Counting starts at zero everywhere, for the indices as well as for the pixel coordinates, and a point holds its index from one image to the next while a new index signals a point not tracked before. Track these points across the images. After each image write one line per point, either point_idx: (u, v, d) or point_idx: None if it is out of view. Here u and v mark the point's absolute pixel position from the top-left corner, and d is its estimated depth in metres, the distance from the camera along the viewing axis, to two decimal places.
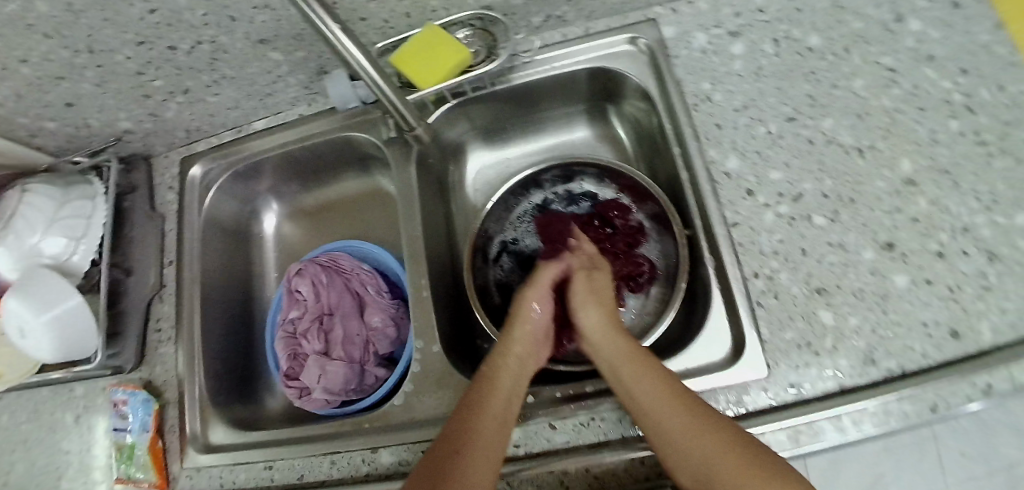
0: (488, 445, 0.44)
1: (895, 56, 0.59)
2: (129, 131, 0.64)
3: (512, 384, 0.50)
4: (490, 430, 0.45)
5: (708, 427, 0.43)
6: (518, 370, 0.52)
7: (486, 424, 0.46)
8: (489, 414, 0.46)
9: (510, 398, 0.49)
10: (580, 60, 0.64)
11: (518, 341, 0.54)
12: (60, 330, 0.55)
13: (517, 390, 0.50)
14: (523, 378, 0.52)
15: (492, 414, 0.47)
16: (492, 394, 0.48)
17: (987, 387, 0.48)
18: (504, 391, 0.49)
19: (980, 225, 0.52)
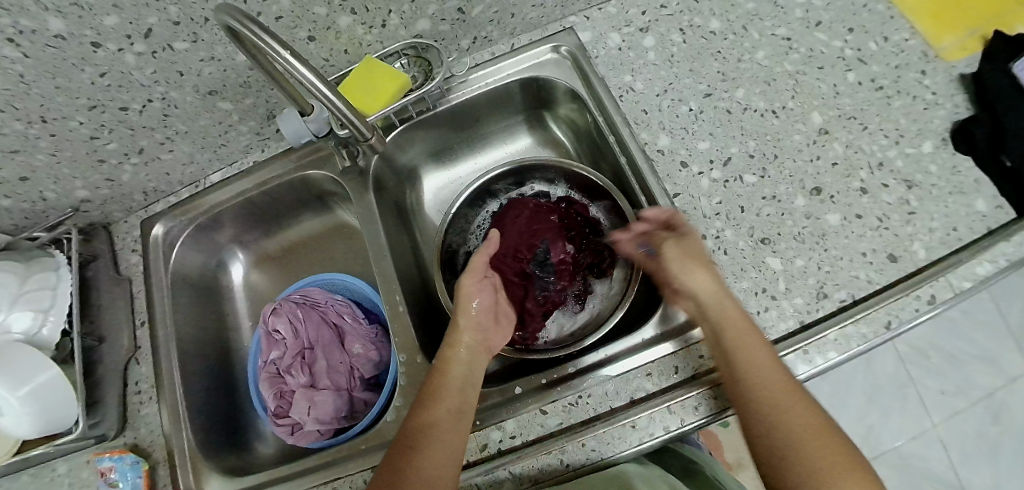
0: (447, 446, 0.46)
1: (787, 27, 0.66)
2: (87, 200, 0.66)
3: (466, 378, 0.51)
4: (448, 428, 0.47)
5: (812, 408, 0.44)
6: (469, 360, 0.53)
7: (445, 424, 0.47)
8: (445, 414, 0.48)
9: (468, 392, 0.50)
10: (512, 73, 0.69)
11: (467, 330, 0.55)
12: (40, 402, 0.54)
13: (471, 380, 0.51)
14: (477, 367, 0.53)
15: (449, 414, 0.48)
16: (446, 394, 0.49)
17: (932, 298, 0.51)
18: (458, 390, 0.50)
19: (893, 158, 0.58)
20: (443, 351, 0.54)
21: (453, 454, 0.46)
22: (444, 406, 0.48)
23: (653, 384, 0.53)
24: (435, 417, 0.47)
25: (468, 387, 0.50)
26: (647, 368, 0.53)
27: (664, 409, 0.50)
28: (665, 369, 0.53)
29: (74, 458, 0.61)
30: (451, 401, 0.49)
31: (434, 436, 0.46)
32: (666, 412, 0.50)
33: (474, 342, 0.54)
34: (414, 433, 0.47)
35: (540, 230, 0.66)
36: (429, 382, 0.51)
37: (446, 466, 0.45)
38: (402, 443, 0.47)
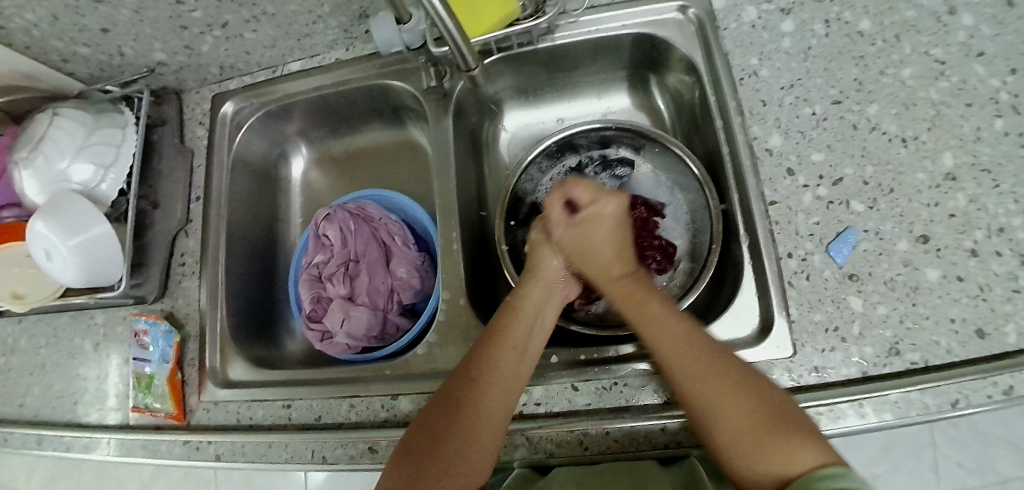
0: (484, 440, 0.43)
1: (944, 48, 0.56)
2: (163, 64, 0.64)
3: (522, 352, 0.48)
4: (493, 410, 0.44)
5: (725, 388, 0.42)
6: (531, 328, 0.50)
7: (486, 403, 0.44)
8: (493, 394, 0.45)
9: (520, 370, 0.47)
10: (628, 24, 0.62)
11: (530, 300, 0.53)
12: (89, 254, 0.55)
13: (527, 356, 0.48)
14: (540, 336, 0.50)
15: (496, 397, 0.45)
16: (497, 373, 0.46)
17: (1009, 388, 0.46)
18: (511, 370, 0.46)
19: (1016, 226, 0.50)
20: (504, 315, 0.51)
21: (490, 441, 0.43)
22: (494, 387, 0.45)
23: None
24: (482, 395, 0.44)
25: (522, 371, 0.47)
26: None
27: None
28: None
29: (122, 311, 0.64)
30: (501, 385, 0.46)
31: (478, 416, 0.44)
32: None
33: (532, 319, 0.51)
34: (451, 403, 0.45)
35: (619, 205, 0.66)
36: (480, 348, 0.48)
37: (480, 453, 0.43)
38: (440, 409, 0.45)
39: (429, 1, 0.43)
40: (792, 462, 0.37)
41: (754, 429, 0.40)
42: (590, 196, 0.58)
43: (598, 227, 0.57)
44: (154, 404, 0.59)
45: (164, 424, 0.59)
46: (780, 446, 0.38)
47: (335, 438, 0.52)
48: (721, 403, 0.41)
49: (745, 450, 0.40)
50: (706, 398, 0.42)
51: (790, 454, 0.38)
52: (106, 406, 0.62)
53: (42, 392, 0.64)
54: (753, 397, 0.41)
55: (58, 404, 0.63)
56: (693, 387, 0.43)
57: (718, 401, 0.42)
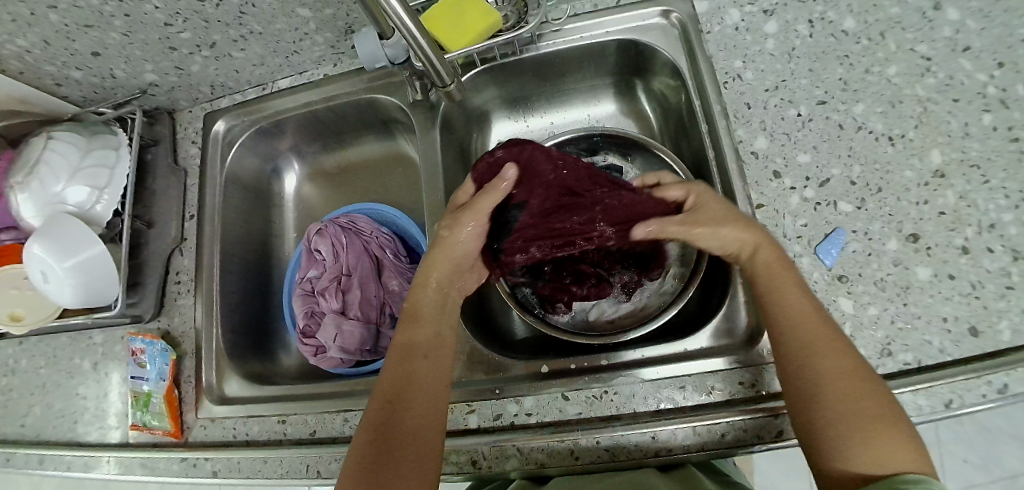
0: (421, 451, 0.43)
1: (930, 45, 0.56)
2: (154, 84, 0.65)
3: (433, 353, 0.49)
4: (418, 422, 0.44)
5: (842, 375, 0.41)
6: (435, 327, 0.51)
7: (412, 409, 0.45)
8: (418, 400, 0.46)
9: (437, 370, 0.48)
10: (612, 31, 0.63)
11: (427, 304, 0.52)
12: (83, 277, 0.56)
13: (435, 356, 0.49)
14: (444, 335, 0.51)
15: (423, 401, 0.46)
16: (415, 383, 0.47)
17: (1003, 387, 0.46)
18: (428, 373, 0.47)
19: (1007, 222, 0.50)
20: (404, 324, 0.51)
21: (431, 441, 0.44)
22: (417, 392, 0.46)
23: (684, 398, 0.50)
24: (408, 403, 0.45)
25: (439, 371, 0.48)
26: (682, 381, 0.50)
27: (691, 429, 0.48)
28: (700, 385, 0.50)
29: (120, 330, 0.65)
30: (421, 392, 0.46)
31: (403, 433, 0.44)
32: (691, 431, 0.48)
33: (434, 317, 0.52)
34: (383, 418, 0.45)
35: (545, 191, 0.57)
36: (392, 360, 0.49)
37: (422, 457, 0.43)
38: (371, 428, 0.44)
39: (400, 20, 0.43)
40: (887, 462, 0.37)
41: (866, 423, 0.39)
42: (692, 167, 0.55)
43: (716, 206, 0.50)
44: (152, 422, 0.60)
45: (162, 441, 0.60)
46: (885, 440, 0.38)
47: (329, 452, 0.53)
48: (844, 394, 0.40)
49: (838, 436, 0.39)
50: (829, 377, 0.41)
51: (875, 453, 0.38)
52: (106, 424, 0.62)
53: (43, 412, 0.65)
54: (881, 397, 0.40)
55: (59, 423, 0.64)
56: (818, 360, 0.42)
57: (841, 387, 0.40)
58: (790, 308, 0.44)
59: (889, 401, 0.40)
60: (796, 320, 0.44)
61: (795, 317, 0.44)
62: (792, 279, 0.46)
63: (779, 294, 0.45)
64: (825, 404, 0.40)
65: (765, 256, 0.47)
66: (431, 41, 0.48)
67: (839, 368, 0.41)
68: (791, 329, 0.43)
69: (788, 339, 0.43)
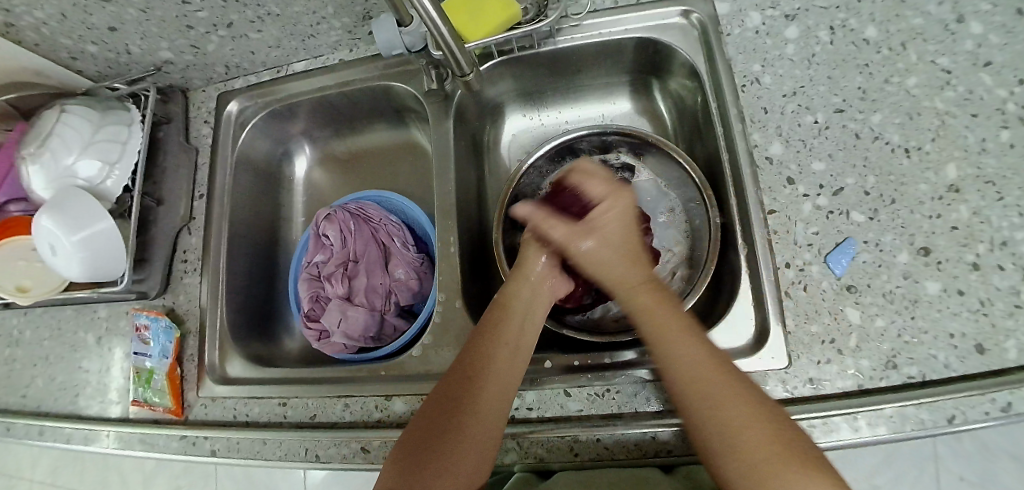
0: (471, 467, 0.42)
1: (951, 57, 0.56)
2: (169, 62, 0.65)
3: (513, 354, 0.47)
4: (477, 438, 0.43)
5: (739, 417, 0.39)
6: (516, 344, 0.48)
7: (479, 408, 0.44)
8: (488, 401, 0.44)
9: (510, 388, 0.46)
10: (630, 28, 0.62)
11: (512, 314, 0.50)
12: (89, 251, 0.55)
13: (511, 376, 0.46)
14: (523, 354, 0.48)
15: (491, 403, 0.44)
16: (484, 399, 0.44)
17: (1007, 405, 0.46)
18: (503, 375, 0.46)
19: (1020, 240, 0.49)
20: (493, 315, 0.50)
21: (483, 460, 0.43)
22: (486, 404, 0.44)
23: None
24: (477, 400, 0.44)
25: (513, 376, 0.46)
26: None
27: None
28: None
29: (125, 306, 0.65)
30: (488, 409, 0.44)
31: (460, 445, 0.42)
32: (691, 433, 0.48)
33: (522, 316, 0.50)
34: (444, 424, 0.43)
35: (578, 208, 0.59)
36: (473, 346, 0.48)
37: (474, 461, 0.42)
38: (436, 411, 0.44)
39: (425, 9, 0.43)
40: None
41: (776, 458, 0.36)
42: (603, 190, 0.55)
43: (614, 226, 0.53)
44: (153, 399, 0.60)
45: (163, 418, 0.60)
46: (795, 475, 0.35)
47: (329, 437, 0.53)
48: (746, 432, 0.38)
49: (750, 478, 0.36)
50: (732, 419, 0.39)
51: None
52: (107, 399, 0.63)
53: (44, 384, 0.65)
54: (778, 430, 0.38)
55: (60, 396, 0.65)
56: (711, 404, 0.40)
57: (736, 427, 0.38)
58: (675, 349, 0.43)
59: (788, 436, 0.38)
60: (687, 362, 0.42)
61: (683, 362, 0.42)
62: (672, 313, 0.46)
63: (660, 335, 0.44)
64: (728, 444, 0.38)
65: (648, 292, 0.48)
66: (452, 29, 0.48)
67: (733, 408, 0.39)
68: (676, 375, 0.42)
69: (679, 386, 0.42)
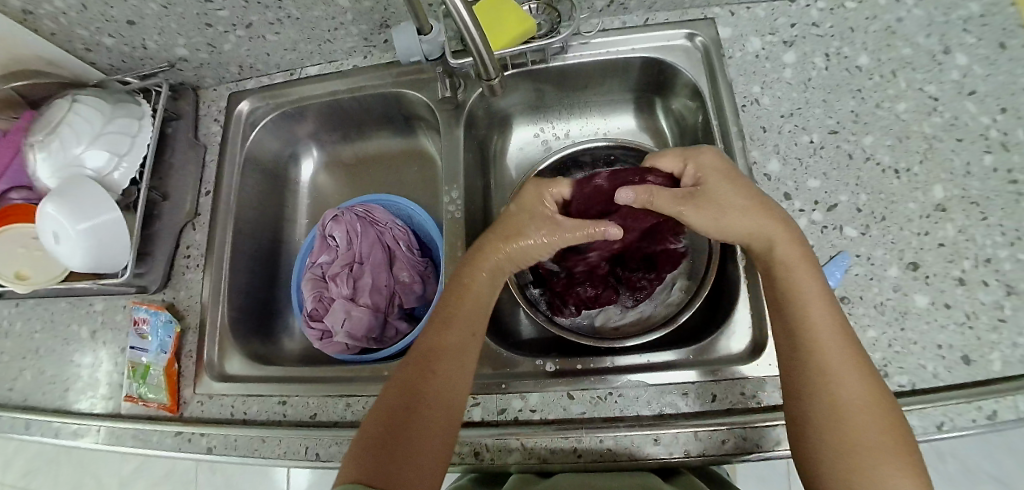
0: (432, 451, 0.42)
1: (938, 86, 0.59)
2: (184, 59, 0.66)
3: (469, 336, 0.48)
4: (432, 423, 0.43)
5: (856, 394, 0.40)
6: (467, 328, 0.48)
7: (437, 395, 0.44)
8: (448, 381, 0.45)
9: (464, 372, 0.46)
10: (637, 48, 0.65)
11: (470, 297, 0.50)
12: (94, 241, 0.55)
13: (464, 358, 0.47)
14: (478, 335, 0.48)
15: (452, 383, 0.45)
16: (437, 383, 0.45)
17: (993, 414, 0.47)
18: (459, 357, 0.47)
19: (1002, 258, 0.52)
20: (447, 300, 0.50)
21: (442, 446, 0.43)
22: (439, 388, 0.45)
23: (686, 404, 0.51)
24: (437, 380, 0.45)
25: (470, 354, 0.47)
26: (685, 387, 0.51)
27: (692, 433, 0.49)
28: (702, 393, 0.51)
29: (123, 299, 0.64)
30: (441, 393, 0.45)
31: (416, 433, 0.42)
32: (692, 436, 0.49)
33: (479, 297, 0.50)
34: (400, 410, 0.43)
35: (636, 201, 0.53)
36: (429, 333, 0.48)
37: (435, 444, 0.42)
38: (398, 398, 0.44)
39: (458, 11, 0.45)
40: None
41: (876, 439, 0.38)
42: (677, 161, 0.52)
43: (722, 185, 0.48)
44: (148, 394, 0.59)
45: (157, 415, 0.59)
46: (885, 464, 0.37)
47: (330, 435, 0.53)
48: (862, 409, 0.39)
49: (841, 454, 0.39)
50: (845, 395, 0.40)
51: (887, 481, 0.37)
52: (97, 393, 0.62)
53: (32, 378, 0.64)
54: (889, 409, 0.40)
55: (48, 390, 0.63)
56: (827, 375, 0.41)
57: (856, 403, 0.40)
58: (814, 315, 0.43)
59: (894, 425, 0.39)
60: (825, 333, 0.42)
61: (820, 331, 0.42)
62: (816, 280, 0.45)
63: (798, 301, 0.44)
64: (832, 422, 0.40)
65: (792, 255, 0.45)
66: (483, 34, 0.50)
67: (855, 385, 0.40)
68: (812, 338, 0.42)
69: (811, 354, 0.42)
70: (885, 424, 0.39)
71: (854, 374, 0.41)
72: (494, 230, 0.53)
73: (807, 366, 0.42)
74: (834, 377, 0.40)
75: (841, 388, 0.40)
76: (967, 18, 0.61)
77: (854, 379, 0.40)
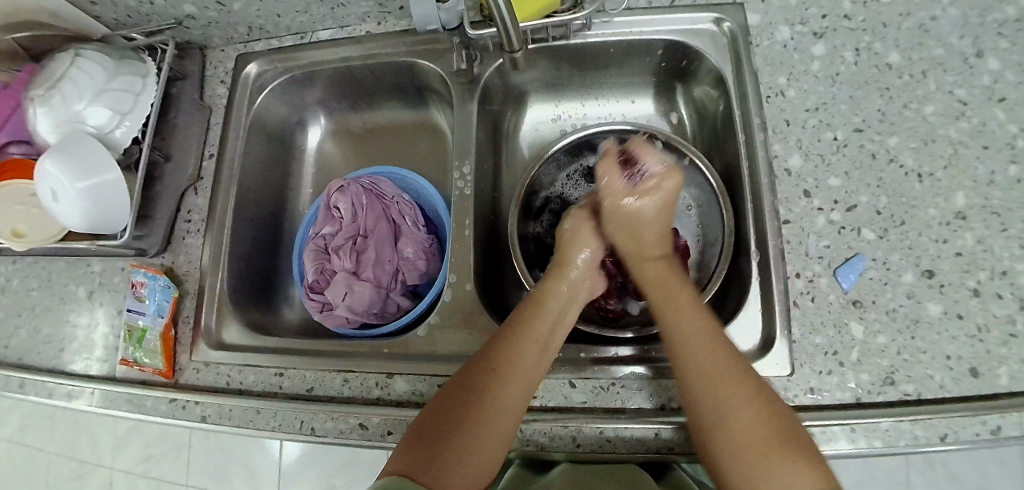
0: (480, 463, 0.42)
1: (968, 90, 0.57)
2: (192, 16, 0.64)
3: (532, 366, 0.46)
4: (487, 437, 0.42)
5: (735, 395, 0.42)
6: (540, 350, 0.47)
7: (497, 409, 0.44)
8: (508, 396, 0.44)
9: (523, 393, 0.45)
10: (661, 30, 0.63)
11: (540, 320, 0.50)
12: (94, 201, 0.54)
13: (528, 381, 0.46)
14: (545, 358, 0.48)
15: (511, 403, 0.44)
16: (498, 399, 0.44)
17: (996, 428, 0.47)
18: (521, 381, 0.45)
19: (1020, 271, 0.51)
20: (520, 323, 0.49)
21: (490, 461, 0.42)
22: (500, 402, 0.44)
23: None
24: (498, 391, 0.44)
25: (533, 381, 0.46)
26: None
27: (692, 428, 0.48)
28: None
29: (122, 261, 0.63)
30: (503, 408, 0.44)
31: (469, 441, 0.42)
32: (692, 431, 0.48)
33: (545, 329, 0.49)
34: (457, 413, 0.43)
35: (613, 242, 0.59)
36: (499, 346, 0.47)
37: (484, 458, 0.42)
38: (457, 401, 0.44)
39: None
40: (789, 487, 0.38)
41: (759, 454, 0.40)
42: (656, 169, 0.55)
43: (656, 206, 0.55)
44: (144, 359, 0.58)
45: (152, 380, 0.59)
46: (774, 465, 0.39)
47: (325, 411, 0.52)
48: (739, 413, 0.42)
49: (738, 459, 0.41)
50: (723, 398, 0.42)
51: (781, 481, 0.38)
52: (92, 355, 0.61)
53: (28, 335, 0.63)
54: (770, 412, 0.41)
55: (44, 349, 0.62)
56: (705, 383, 0.43)
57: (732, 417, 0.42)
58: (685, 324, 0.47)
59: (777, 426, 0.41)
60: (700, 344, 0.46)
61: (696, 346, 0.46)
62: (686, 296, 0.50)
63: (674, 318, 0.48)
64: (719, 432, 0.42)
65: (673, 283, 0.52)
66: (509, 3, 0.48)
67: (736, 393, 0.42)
68: (692, 350, 0.46)
69: (686, 366, 0.45)
70: (772, 423, 0.41)
71: (737, 377, 0.43)
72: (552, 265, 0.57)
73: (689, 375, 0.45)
74: (712, 381, 0.43)
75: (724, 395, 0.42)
76: (1003, 22, 0.59)
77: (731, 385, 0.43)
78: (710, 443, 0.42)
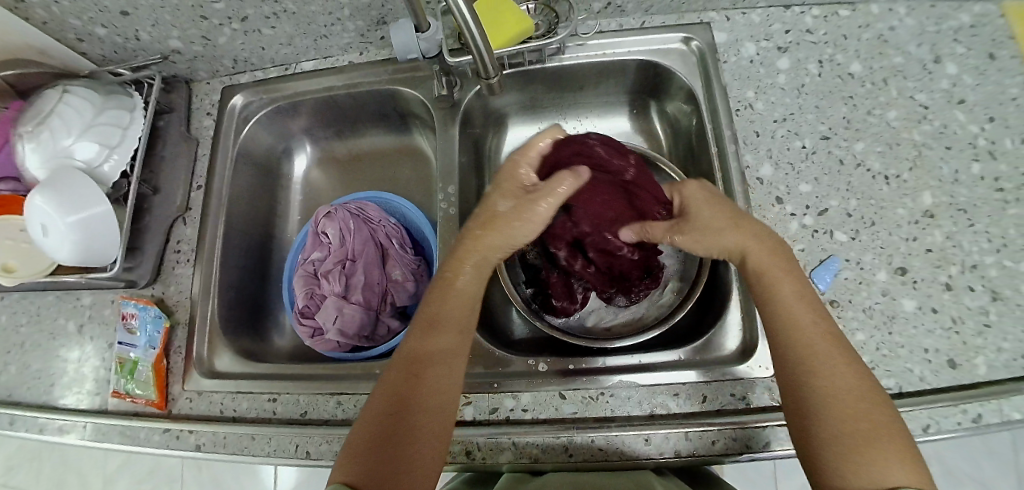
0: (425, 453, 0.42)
1: (928, 94, 0.60)
2: (178, 52, 0.66)
3: (449, 350, 0.47)
4: (424, 428, 0.43)
5: (841, 387, 0.40)
6: (454, 331, 0.48)
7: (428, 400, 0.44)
8: (433, 385, 0.45)
9: (448, 377, 0.46)
10: (632, 51, 0.65)
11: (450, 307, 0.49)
12: (84, 234, 0.54)
13: (447, 365, 0.47)
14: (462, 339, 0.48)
15: (441, 387, 0.45)
16: (425, 390, 0.45)
17: (976, 417, 0.48)
18: (442, 368, 0.46)
19: (988, 264, 0.53)
20: (433, 299, 0.50)
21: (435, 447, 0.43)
22: (426, 395, 0.44)
23: (677, 405, 0.51)
24: (424, 383, 0.45)
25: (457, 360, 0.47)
26: (677, 389, 0.51)
27: (682, 434, 0.49)
28: (693, 395, 0.51)
29: (112, 294, 0.64)
30: (431, 397, 0.45)
31: (410, 438, 0.42)
32: (682, 436, 0.49)
33: (462, 300, 0.50)
34: (390, 415, 0.43)
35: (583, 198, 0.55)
36: (415, 331, 0.48)
37: (428, 447, 0.43)
38: (388, 402, 0.44)
39: (459, 9, 0.45)
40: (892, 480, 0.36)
41: (865, 448, 0.37)
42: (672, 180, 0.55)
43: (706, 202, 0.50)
44: (135, 390, 0.59)
45: (144, 411, 0.59)
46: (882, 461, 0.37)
47: (320, 434, 0.52)
48: (850, 400, 0.39)
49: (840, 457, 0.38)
50: (833, 390, 0.40)
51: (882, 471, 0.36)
52: (83, 389, 0.61)
53: (17, 372, 0.63)
54: (880, 408, 0.39)
55: (34, 385, 0.62)
56: (808, 369, 0.41)
57: (850, 402, 0.39)
58: (795, 313, 0.44)
59: (886, 425, 0.39)
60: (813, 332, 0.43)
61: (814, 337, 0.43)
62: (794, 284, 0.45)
63: (782, 308, 0.45)
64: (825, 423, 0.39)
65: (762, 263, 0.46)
66: (482, 28, 0.49)
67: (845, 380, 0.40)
68: (800, 338, 0.43)
69: (791, 354, 0.43)
70: (877, 419, 0.38)
71: (842, 365, 0.41)
72: (474, 220, 0.52)
73: (795, 363, 0.42)
74: (824, 370, 0.41)
75: (827, 382, 0.40)
76: (958, 28, 0.62)
77: (844, 375, 0.41)
78: (809, 434, 0.40)
